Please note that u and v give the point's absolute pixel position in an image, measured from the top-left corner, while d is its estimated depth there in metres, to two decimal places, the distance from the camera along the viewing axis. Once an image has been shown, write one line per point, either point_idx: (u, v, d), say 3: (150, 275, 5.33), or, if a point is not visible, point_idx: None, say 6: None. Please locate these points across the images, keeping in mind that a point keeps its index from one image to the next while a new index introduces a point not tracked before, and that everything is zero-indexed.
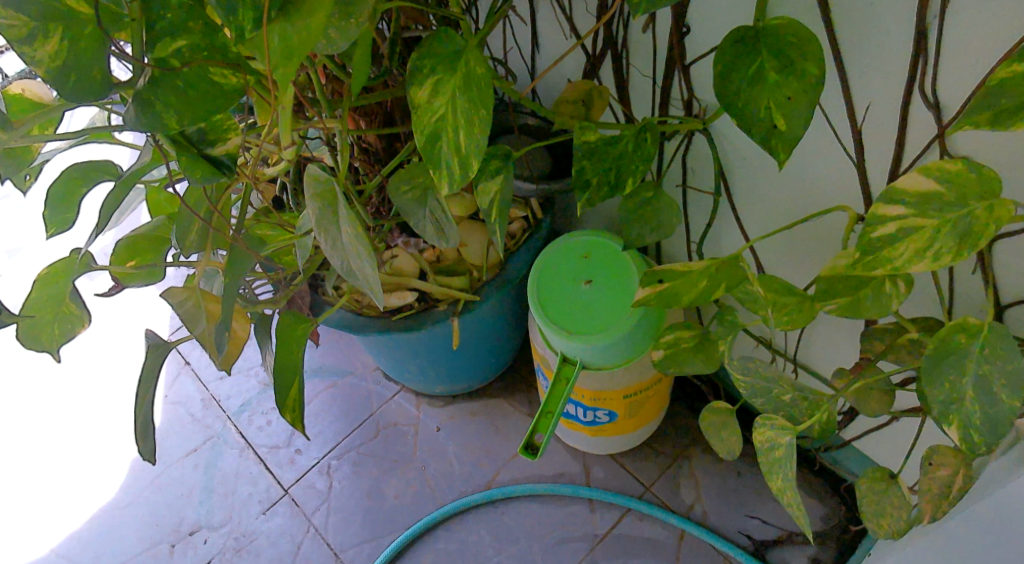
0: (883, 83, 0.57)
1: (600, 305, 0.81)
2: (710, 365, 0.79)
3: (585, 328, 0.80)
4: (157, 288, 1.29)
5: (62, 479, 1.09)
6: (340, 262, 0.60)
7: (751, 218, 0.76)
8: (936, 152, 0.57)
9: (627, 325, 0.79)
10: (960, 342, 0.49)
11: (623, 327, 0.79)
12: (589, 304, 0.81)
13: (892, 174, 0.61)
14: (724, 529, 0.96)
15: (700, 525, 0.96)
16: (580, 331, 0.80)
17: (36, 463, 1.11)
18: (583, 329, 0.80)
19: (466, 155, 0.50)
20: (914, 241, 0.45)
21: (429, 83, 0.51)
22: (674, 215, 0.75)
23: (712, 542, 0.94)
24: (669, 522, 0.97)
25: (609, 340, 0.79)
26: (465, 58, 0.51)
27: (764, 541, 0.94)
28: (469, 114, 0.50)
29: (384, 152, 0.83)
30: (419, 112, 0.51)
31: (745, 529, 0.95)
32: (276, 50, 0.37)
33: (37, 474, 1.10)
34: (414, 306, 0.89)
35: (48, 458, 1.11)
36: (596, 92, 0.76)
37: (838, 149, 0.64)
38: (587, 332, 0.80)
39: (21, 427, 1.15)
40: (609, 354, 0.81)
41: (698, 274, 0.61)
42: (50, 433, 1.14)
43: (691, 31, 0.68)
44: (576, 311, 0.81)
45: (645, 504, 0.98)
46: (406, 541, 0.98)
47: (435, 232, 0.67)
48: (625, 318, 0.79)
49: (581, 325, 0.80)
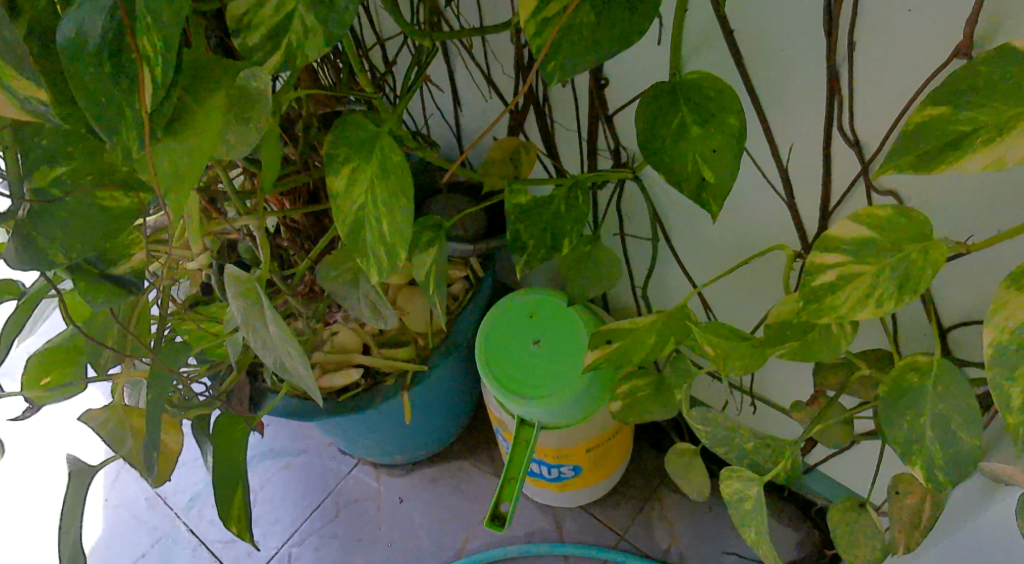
0: (803, 124, 0.57)
1: (553, 363, 0.79)
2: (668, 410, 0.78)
3: (542, 388, 0.78)
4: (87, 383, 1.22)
5: None
6: (272, 359, 0.57)
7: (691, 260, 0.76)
8: (863, 187, 0.58)
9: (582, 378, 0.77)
10: (913, 380, 0.49)
11: (579, 381, 0.77)
12: (543, 363, 0.79)
13: (822, 210, 0.61)
14: None
15: None
16: (537, 391, 0.78)
17: None
18: (539, 388, 0.78)
19: (392, 242, 0.48)
20: (855, 288, 0.44)
21: (345, 171, 0.49)
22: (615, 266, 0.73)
23: None
24: None
25: (567, 397, 0.77)
26: (380, 145, 0.49)
27: None
28: (389, 201, 0.47)
29: (313, 229, 0.80)
30: (337, 203, 0.48)
31: None
32: (162, 172, 0.33)
33: None
34: (361, 383, 0.86)
35: None
36: (523, 149, 0.75)
37: (769, 190, 0.64)
38: (542, 391, 0.78)
39: None
40: (567, 412, 0.79)
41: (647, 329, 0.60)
42: None
43: (610, 83, 0.67)
44: (528, 371, 0.79)
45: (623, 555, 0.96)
46: None
47: (371, 312, 0.64)
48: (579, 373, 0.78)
49: (536, 385, 0.78)
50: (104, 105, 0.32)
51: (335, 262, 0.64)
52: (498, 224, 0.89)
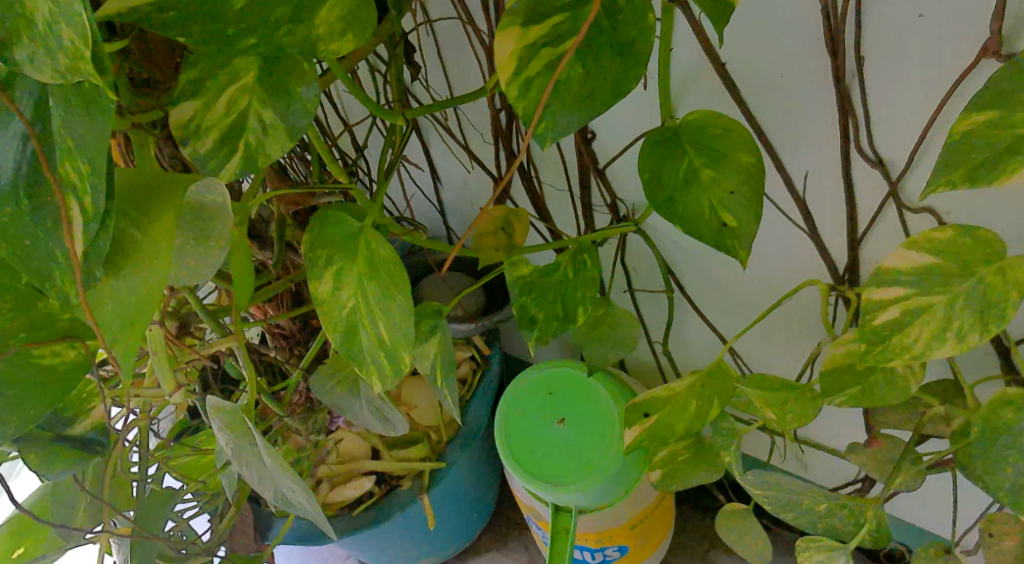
0: (816, 150, 0.53)
1: (581, 442, 0.72)
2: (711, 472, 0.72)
3: (574, 473, 0.71)
4: None
5: None
6: (272, 494, 0.50)
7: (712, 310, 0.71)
8: (893, 207, 0.53)
9: (615, 454, 0.70)
10: (1005, 417, 0.43)
11: (612, 458, 0.70)
12: (570, 444, 0.72)
13: (850, 238, 0.57)
14: None
15: None
16: (569, 477, 0.71)
17: None
18: (570, 473, 0.71)
19: (394, 347, 0.42)
20: (927, 324, 0.39)
21: (329, 273, 0.43)
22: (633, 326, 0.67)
23: None
24: None
25: (602, 479, 0.70)
26: (364, 241, 0.43)
27: None
28: (383, 301, 0.42)
29: (302, 333, 0.73)
30: (324, 312, 0.42)
31: None
32: (110, 321, 0.28)
33: None
34: (374, 492, 0.79)
35: None
36: (512, 217, 0.71)
37: (787, 223, 0.59)
38: (575, 476, 0.71)
39: None
40: (606, 494, 0.71)
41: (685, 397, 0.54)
42: None
43: (597, 135, 0.64)
44: (556, 455, 0.72)
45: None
46: None
47: (377, 419, 0.58)
48: (611, 448, 0.71)
49: (567, 470, 0.71)
50: (32, 251, 0.26)
51: (328, 368, 0.58)
52: (497, 297, 0.85)
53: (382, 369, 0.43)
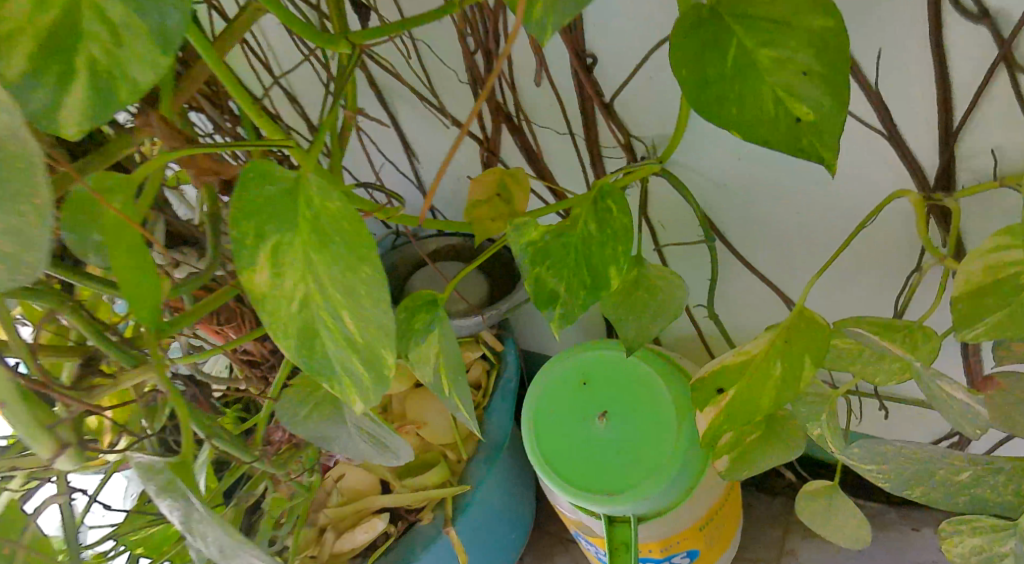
0: (892, 17, 0.41)
1: (632, 439, 0.59)
2: (791, 449, 0.59)
3: (629, 477, 0.58)
4: None
5: None
6: None
7: (761, 254, 0.61)
8: (1003, 76, 0.41)
9: (675, 448, 0.58)
10: None
11: (673, 454, 0.58)
12: (619, 442, 0.59)
13: (944, 130, 0.45)
14: None
15: None
16: (624, 484, 0.58)
17: None
18: (625, 478, 0.58)
19: (370, 342, 0.29)
20: None
21: (266, 250, 0.29)
22: (675, 287, 0.54)
23: None
24: None
25: (664, 481, 0.58)
26: (303, 197, 0.30)
27: None
28: (342, 279, 0.29)
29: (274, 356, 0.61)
30: (263, 306, 0.30)
31: None
32: None
33: None
34: (390, 532, 0.66)
35: None
36: (510, 179, 0.57)
37: (857, 125, 0.47)
38: (631, 481, 0.58)
39: None
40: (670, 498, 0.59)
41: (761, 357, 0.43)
42: None
43: (598, 59, 0.52)
44: (604, 459, 0.59)
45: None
46: None
47: (376, 447, 0.45)
48: (669, 442, 0.58)
49: (620, 475, 0.58)
50: None
51: (301, 389, 0.45)
52: (502, 280, 0.73)
53: (363, 382, 0.30)
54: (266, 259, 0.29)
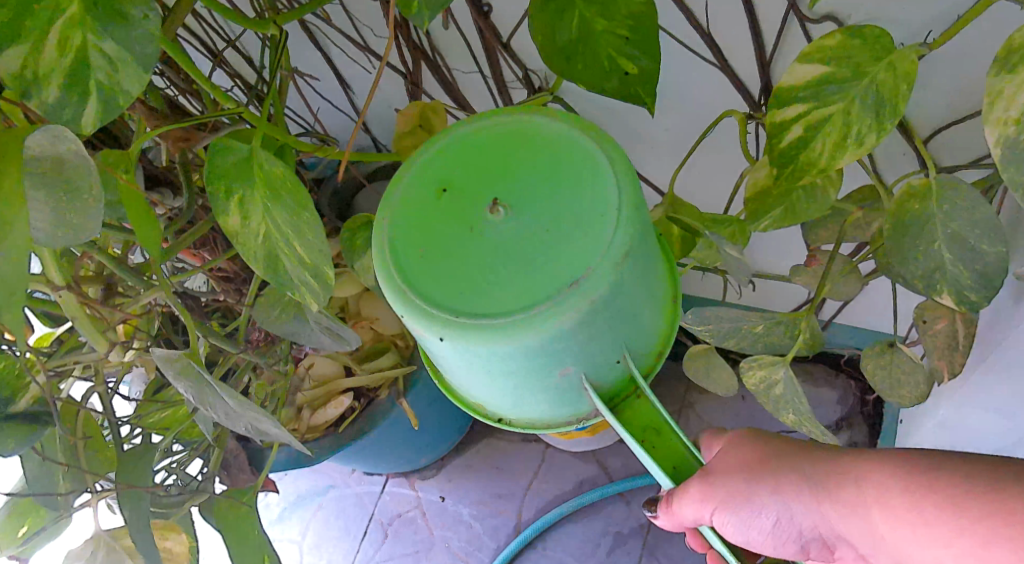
0: None
1: (404, 229, 0.41)
2: None
3: (471, 295, 0.39)
4: None
5: None
6: (245, 427, 0.52)
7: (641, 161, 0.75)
8: (797, 26, 0.55)
9: (512, 221, 0.39)
10: (914, 207, 0.45)
11: (525, 225, 0.39)
12: (405, 247, 0.41)
13: (762, 64, 0.59)
14: None
15: None
16: (465, 304, 0.39)
17: None
18: (435, 299, 0.39)
19: (317, 265, 0.42)
20: (830, 133, 0.39)
21: (236, 202, 0.41)
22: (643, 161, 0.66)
23: None
24: None
25: (540, 272, 0.38)
26: (258, 161, 0.42)
27: None
28: (291, 219, 0.42)
29: (245, 272, 0.71)
30: (239, 245, 0.41)
31: None
32: None
33: None
34: (356, 406, 0.81)
35: None
36: (430, 111, 0.66)
37: (697, 60, 0.61)
38: (479, 301, 0.39)
39: None
40: (598, 313, 0.39)
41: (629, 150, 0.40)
42: None
43: (494, 7, 0.62)
44: (515, 250, 0.39)
45: None
46: None
47: (333, 340, 0.58)
48: (459, 217, 0.40)
49: (470, 289, 0.39)
50: None
51: (268, 299, 0.57)
52: None
53: (319, 293, 0.43)
54: (231, 197, 0.41)
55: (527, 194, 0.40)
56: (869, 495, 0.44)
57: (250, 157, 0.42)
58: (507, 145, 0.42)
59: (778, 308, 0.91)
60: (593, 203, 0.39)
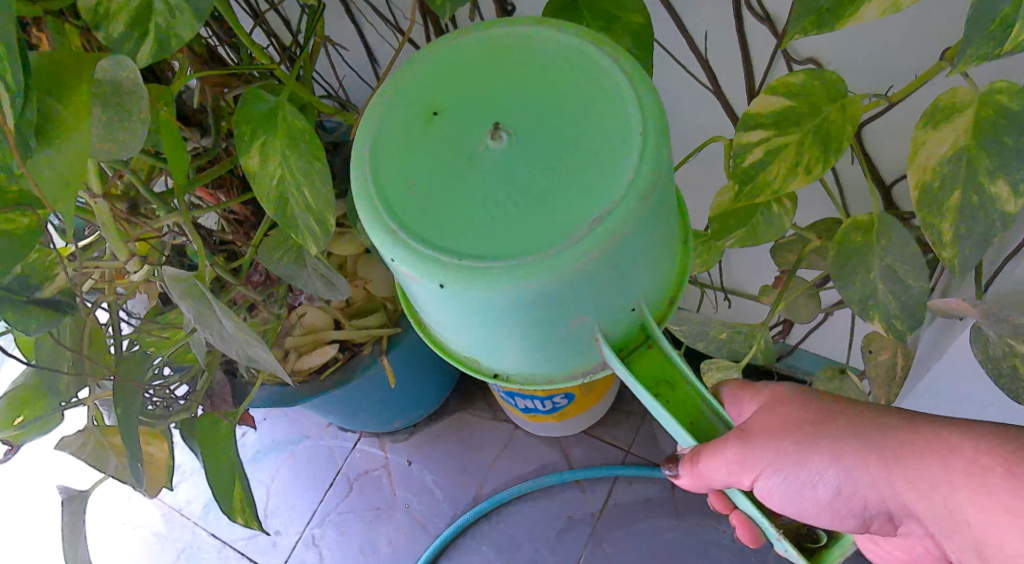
0: (711, 12, 0.59)
1: (398, 166, 0.41)
2: None
3: (478, 234, 0.38)
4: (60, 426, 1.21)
5: None
6: (235, 352, 0.57)
7: None
8: (783, 63, 0.59)
9: (511, 149, 0.39)
10: (859, 238, 0.51)
11: (527, 154, 0.39)
12: (399, 187, 0.40)
13: (750, 92, 0.64)
14: None
15: None
16: (467, 243, 0.38)
17: None
18: (440, 241, 0.39)
19: (320, 211, 0.47)
20: (782, 161, 0.45)
21: (257, 146, 0.47)
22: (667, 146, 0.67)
23: None
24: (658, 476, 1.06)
25: (558, 206, 0.38)
26: (281, 114, 0.48)
27: None
28: (304, 168, 0.47)
29: (255, 218, 0.76)
30: (255, 184, 0.47)
31: None
32: (45, 180, 0.32)
33: None
34: (339, 357, 0.87)
35: None
36: None
37: (693, 81, 0.66)
38: (481, 241, 0.38)
39: None
40: (622, 251, 0.39)
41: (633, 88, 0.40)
42: None
43: (517, 7, 0.68)
44: (518, 180, 0.38)
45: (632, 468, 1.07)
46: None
47: (325, 287, 0.64)
48: (456, 149, 0.40)
49: (475, 226, 0.38)
50: None
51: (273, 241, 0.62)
52: None
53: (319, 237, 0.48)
54: (255, 142, 0.47)
55: (529, 120, 0.40)
56: (955, 457, 0.46)
57: (275, 108, 0.48)
58: (501, 71, 0.42)
59: (750, 321, 0.96)
60: (602, 140, 0.39)
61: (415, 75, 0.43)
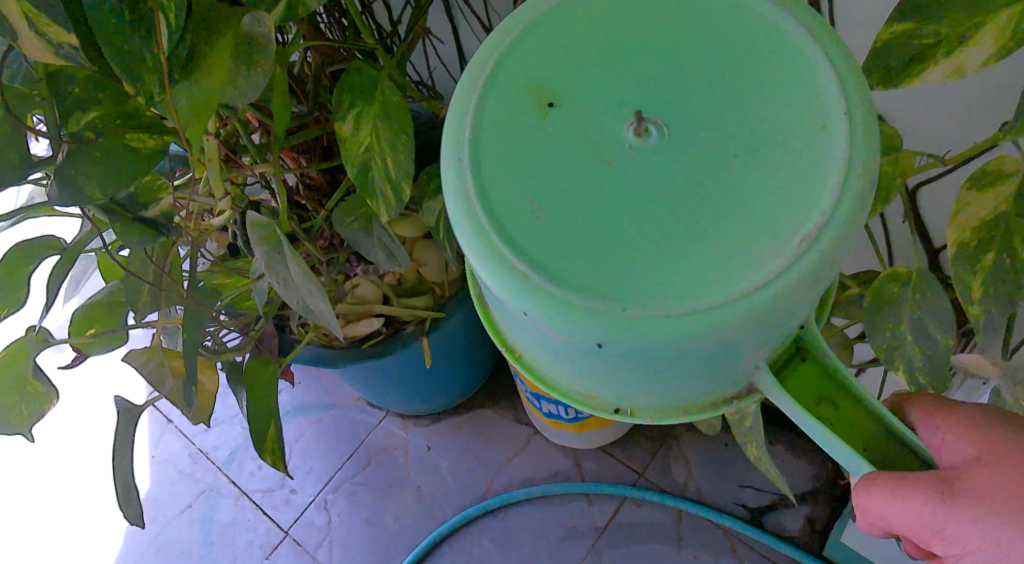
0: None
1: (530, 189, 0.41)
2: None
3: (634, 266, 0.39)
4: (116, 356, 1.30)
5: (69, 536, 1.17)
6: (295, 301, 0.62)
7: None
8: None
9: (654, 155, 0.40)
10: (895, 291, 0.55)
11: (671, 164, 0.40)
12: (522, 214, 0.41)
13: None
14: (720, 502, 1.08)
15: (696, 501, 1.08)
16: (623, 273, 0.39)
17: (42, 523, 1.18)
18: (585, 275, 0.39)
19: (398, 181, 0.52)
20: None
21: (352, 114, 0.52)
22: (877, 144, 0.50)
23: (709, 517, 1.06)
24: (666, 503, 1.08)
25: (736, 237, 0.39)
26: (380, 89, 0.52)
27: (758, 509, 1.07)
28: (392, 140, 0.52)
29: (329, 186, 0.82)
30: (346, 147, 0.52)
31: (740, 499, 1.08)
32: (181, 107, 0.39)
33: (46, 531, 1.17)
34: (382, 331, 0.91)
35: (53, 519, 1.18)
36: None
37: None
38: (638, 273, 0.39)
39: (25, 495, 1.21)
40: (810, 288, 0.40)
41: (754, 66, 0.42)
42: (47, 500, 1.20)
43: None
44: (665, 194, 0.40)
45: (643, 490, 1.09)
46: (429, 545, 1.09)
47: (385, 258, 0.68)
48: (587, 158, 0.41)
49: (630, 255, 0.39)
50: (131, 57, 0.38)
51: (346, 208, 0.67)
52: None
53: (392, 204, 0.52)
54: (354, 109, 0.52)
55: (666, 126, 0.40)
56: None
57: (376, 81, 0.53)
58: (616, 69, 0.42)
59: None
60: (766, 164, 0.40)
61: (507, 83, 0.44)
